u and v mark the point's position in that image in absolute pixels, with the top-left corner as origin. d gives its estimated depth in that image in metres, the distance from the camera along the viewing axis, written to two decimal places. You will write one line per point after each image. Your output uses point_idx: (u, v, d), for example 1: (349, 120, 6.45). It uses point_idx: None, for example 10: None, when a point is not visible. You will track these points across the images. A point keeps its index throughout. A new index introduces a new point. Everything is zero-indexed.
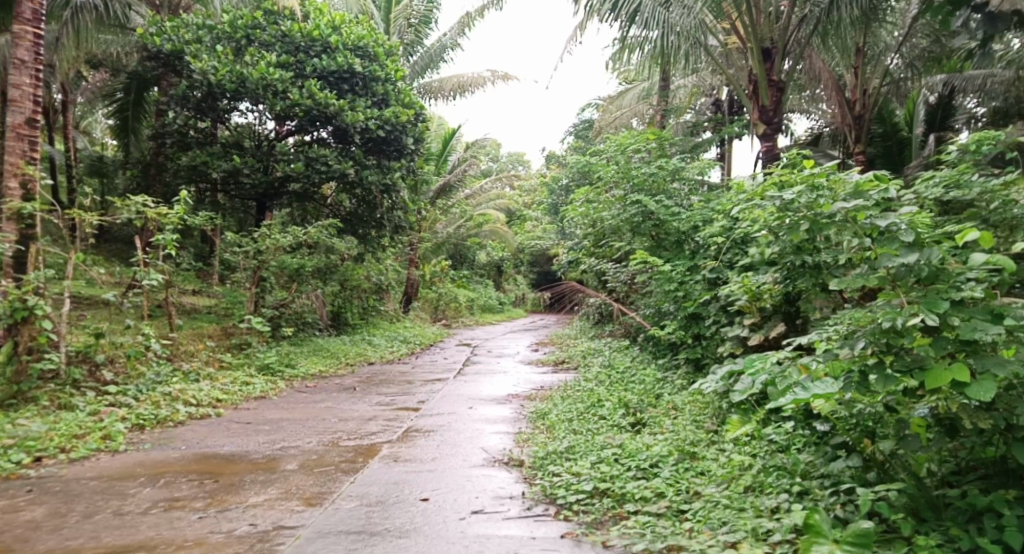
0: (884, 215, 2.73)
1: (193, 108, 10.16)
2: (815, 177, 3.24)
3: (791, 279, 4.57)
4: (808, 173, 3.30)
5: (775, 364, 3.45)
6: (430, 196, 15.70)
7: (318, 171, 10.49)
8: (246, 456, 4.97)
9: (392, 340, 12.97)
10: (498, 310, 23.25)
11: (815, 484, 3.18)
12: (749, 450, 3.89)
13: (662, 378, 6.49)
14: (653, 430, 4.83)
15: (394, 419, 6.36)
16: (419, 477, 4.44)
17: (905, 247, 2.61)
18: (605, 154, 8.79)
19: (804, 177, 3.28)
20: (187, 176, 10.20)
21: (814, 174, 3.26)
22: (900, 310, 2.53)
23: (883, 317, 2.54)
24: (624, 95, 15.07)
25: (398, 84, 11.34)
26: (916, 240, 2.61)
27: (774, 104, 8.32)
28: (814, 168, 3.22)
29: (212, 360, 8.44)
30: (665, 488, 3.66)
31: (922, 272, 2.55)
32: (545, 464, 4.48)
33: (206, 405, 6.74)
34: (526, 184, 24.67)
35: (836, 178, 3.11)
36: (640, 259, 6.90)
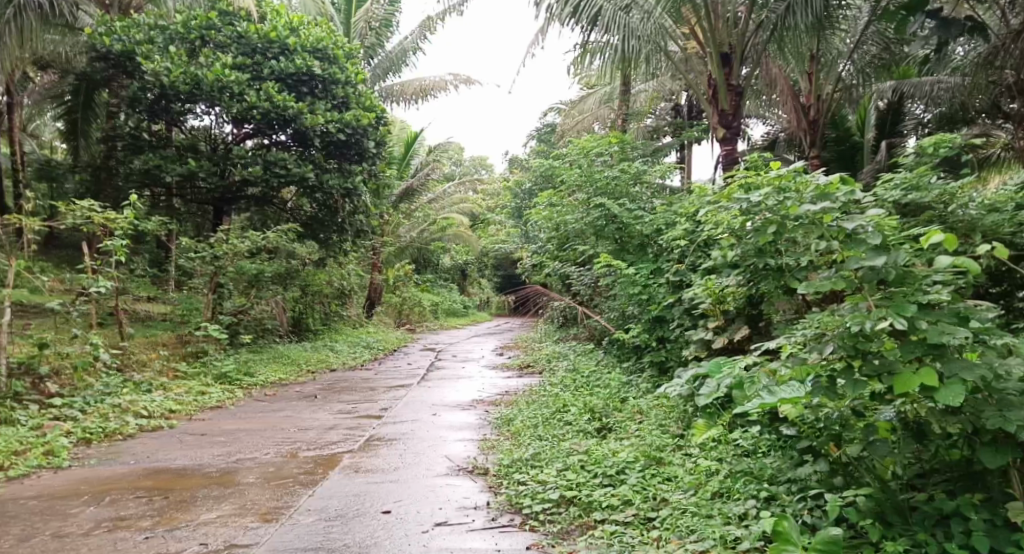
0: (851, 217, 2.71)
1: (145, 110, 9.82)
2: (781, 178, 3.22)
3: (754, 282, 4.59)
4: (774, 174, 3.29)
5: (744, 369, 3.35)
6: (393, 200, 15.51)
7: (277, 175, 10.25)
8: (200, 470, 4.78)
9: (355, 345, 12.76)
10: (462, 313, 23.13)
11: (782, 490, 3.18)
12: (716, 454, 3.87)
13: (628, 381, 6.48)
14: (619, 435, 4.80)
15: (356, 428, 6.20)
16: (382, 488, 4.32)
17: (872, 249, 2.59)
18: (568, 157, 8.76)
19: (770, 178, 3.25)
20: (139, 180, 9.85)
21: (779, 175, 3.24)
22: (868, 314, 2.52)
23: (851, 321, 2.53)
24: (586, 99, 15.10)
25: (358, 87, 11.15)
26: (883, 243, 2.59)
27: (733, 108, 8.41)
28: (781, 169, 3.20)
29: (166, 370, 8.15)
30: (632, 496, 3.62)
31: (889, 275, 2.54)
32: (510, 473, 4.40)
33: (159, 417, 6.49)
34: (490, 187, 24.61)
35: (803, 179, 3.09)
36: (604, 263, 6.89)
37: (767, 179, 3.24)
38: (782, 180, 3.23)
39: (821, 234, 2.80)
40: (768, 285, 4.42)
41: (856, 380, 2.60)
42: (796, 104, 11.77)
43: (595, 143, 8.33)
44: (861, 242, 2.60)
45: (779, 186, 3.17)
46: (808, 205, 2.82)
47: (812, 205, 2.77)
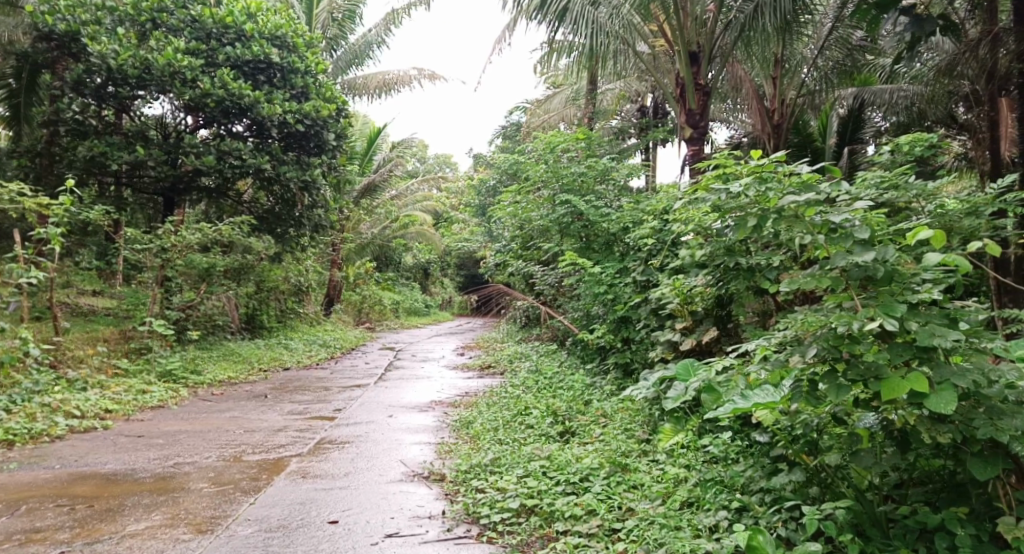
0: (837, 210, 2.57)
1: (91, 94, 9.20)
2: (761, 168, 3.05)
3: (724, 282, 4.46)
4: (754, 164, 3.12)
5: (719, 374, 3.08)
6: (354, 196, 15.11)
7: (232, 166, 9.81)
8: (132, 475, 4.43)
9: (311, 343, 12.34)
10: (424, 312, 22.80)
11: (754, 500, 3.02)
12: (683, 461, 3.71)
13: (592, 383, 6.29)
14: (582, 440, 4.61)
15: (307, 430, 5.88)
16: (330, 495, 4.03)
17: (860, 244, 2.45)
18: (534, 153, 8.55)
19: (749, 168, 3.09)
20: (83, 167, 9.29)
21: (759, 165, 3.08)
22: (856, 314, 2.37)
23: (836, 321, 2.39)
24: (552, 99, 14.93)
25: (319, 78, 10.78)
26: (871, 238, 2.46)
27: (700, 108, 8.31)
28: (761, 159, 3.04)
29: (105, 367, 7.66)
30: (596, 505, 3.42)
31: (879, 272, 2.41)
32: (468, 479, 4.17)
33: (92, 418, 6.05)
34: (454, 186, 24.31)
35: (785, 170, 2.94)
36: (569, 261, 6.69)
37: (745, 169, 3.08)
38: (763, 171, 3.07)
39: (803, 228, 2.64)
40: (738, 284, 4.28)
41: (840, 384, 2.44)
42: (761, 107, 11.58)
43: (561, 138, 8.11)
44: (849, 237, 2.46)
45: (759, 176, 3.00)
46: (792, 197, 2.67)
47: (797, 196, 2.63)
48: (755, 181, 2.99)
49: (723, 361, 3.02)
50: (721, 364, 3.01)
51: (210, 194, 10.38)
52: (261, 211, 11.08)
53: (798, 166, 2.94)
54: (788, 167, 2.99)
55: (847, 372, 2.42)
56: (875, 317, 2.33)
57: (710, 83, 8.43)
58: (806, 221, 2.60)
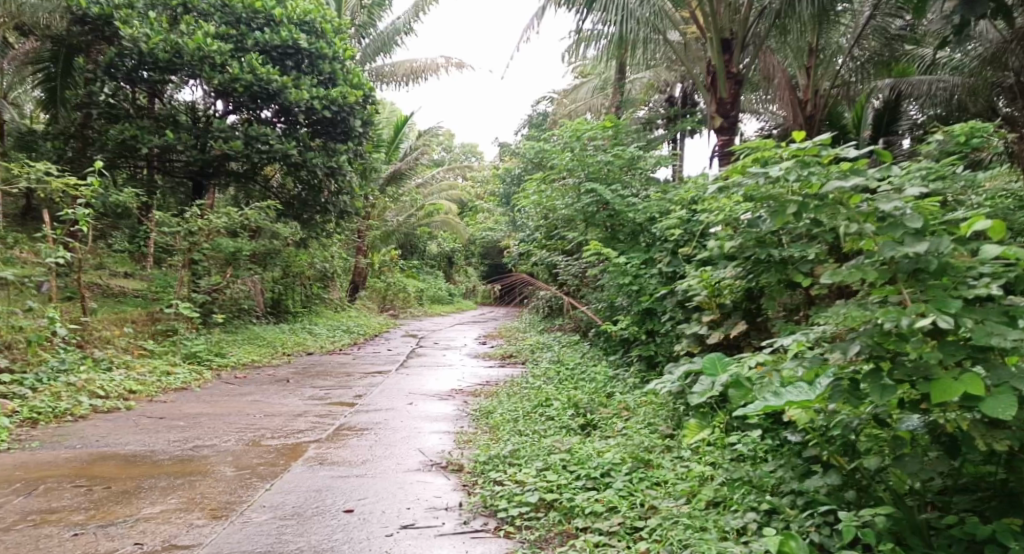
0: (888, 198, 2.42)
1: (123, 78, 9.24)
2: (803, 152, 2.89)
3: (755, 274, 4.30)
4: (794, 146, 2.97)
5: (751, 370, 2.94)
6: (379, 183, 15.09)
7: (259, 151, 9.79)
8: (151, 457, 4.43)
9: (334, 329, 12.36)
10: (447, 301, 22.81)
11: (786, 502, 2.89)
12: (711, 458, 3.57)
13: (615, 376, 6.16)
14: (604, 434, 4.50)
15: (327, 415, 5.85)
16: (347, 483, 3.98)
17: (911, 235, 2.31)
18: (560, 141, 8.39)
19: (790, 152, 2.93)
20: (113, 150, 9.35)
21: (801, 148, 2.92)
22: (904, 309, 2.23)
23: (883, 317, 2.26)
24: (579, 89, 14.73)
25: (346, 64, 10.72)
26: (923, 228, 2.31)
27: (732, 97, 8.06)
28: (804, 142, 2.88)
29: (132, 348, 7.73)
30: (618, 502, 3.31)
31: (932, 265, 2.27)
32: (487, 470, 4.09)
33: (115, 398, 6.08)
34: (480, 174, 24.21)
35: (829, 154, 2.79)
36: (594, 250, 6.55)
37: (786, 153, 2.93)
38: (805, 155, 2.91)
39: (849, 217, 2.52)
40: (769, 276, 4.17)
41: (884, 384, 2.30)
42: (794, 98, 11.26)
43: (588, 125, 7.94)
44: (900, 225, 2.33)
45: (800, 160, 2.85)
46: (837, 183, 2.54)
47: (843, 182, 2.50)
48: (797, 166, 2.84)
49: (758, 356, 2.88)
50: (755, 360, 2.87)
51: (237, 179, 10.42)
52: (286, 196, 11.08)
53: (844, 149, 2.79)
54: (832, 151, 2.83)
55: (894, 372, 2.28)
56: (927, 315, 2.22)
57: (743, 72, 8.17)
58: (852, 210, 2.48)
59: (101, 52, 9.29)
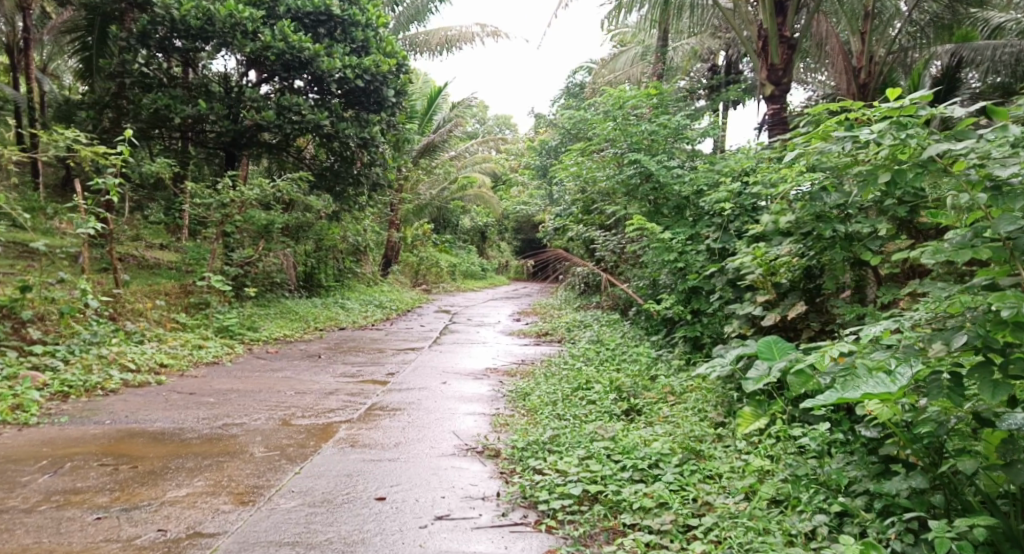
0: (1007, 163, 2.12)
1: (155, 46, 9.10)
2: (899, 112, 2.60)
3: (817, 250, 4.00)
4: (888, 105, 2.66)
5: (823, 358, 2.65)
6: (413, 156, 14.85)
7: (291, 122, 9.59)
8: (180, 435, 4.30)
9: (367, 304, 12.24)
10: (480, 276, 22.63)
11: (860, 505, 2.59)
12: (769, 451, 3.27)
13: (658, 358, 5.85)
14: (650, 420, 4.24)
15: (359, 394, 5.69)
16: (380, 468, 3.81)
17: None
18: (600, 110, 8.02)
19: (883, 111, 2.66)
20: (146, 121, 9.25)
21: (897, 107, 2.63)
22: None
23: (997, 304, 2.01)
24: (618, 58, 14.21)
25: (380, 32, 10.42)
26: None
27: (784, 62, 7.58)
28: (900, 100, 2.58)
29: (164, 320, 7.68)
30: (669, 498, 3.04)
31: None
32: (525, 458, 3.87)
33: (147, 372, 6.01)
34: (514, 147, 23.78)
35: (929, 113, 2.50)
36: (637, 225, 6.22)
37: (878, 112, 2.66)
38: (901, 114, 2.63)
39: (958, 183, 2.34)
40: (833, 254, 3.93)
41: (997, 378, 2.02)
42: (847, 65, 10.60)
43: (630, 93, 7.54)
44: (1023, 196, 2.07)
45: (895, 121, 2.53)
46: (943, 148, 2.30)
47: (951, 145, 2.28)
48: (893, 127, 2.55)
49: (841, 345, 2.57)
50: (839, 349, 2.57)
51: (270, 150, 10.28)
52: (319, 168, 10.89)
53: (949, 109, 2.50)
54: (935, 109, 2.52)
55: None
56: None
57: (797, 36, 7.65)
58: (959, 177, 2.31)
59: (134, 19, 9.16)
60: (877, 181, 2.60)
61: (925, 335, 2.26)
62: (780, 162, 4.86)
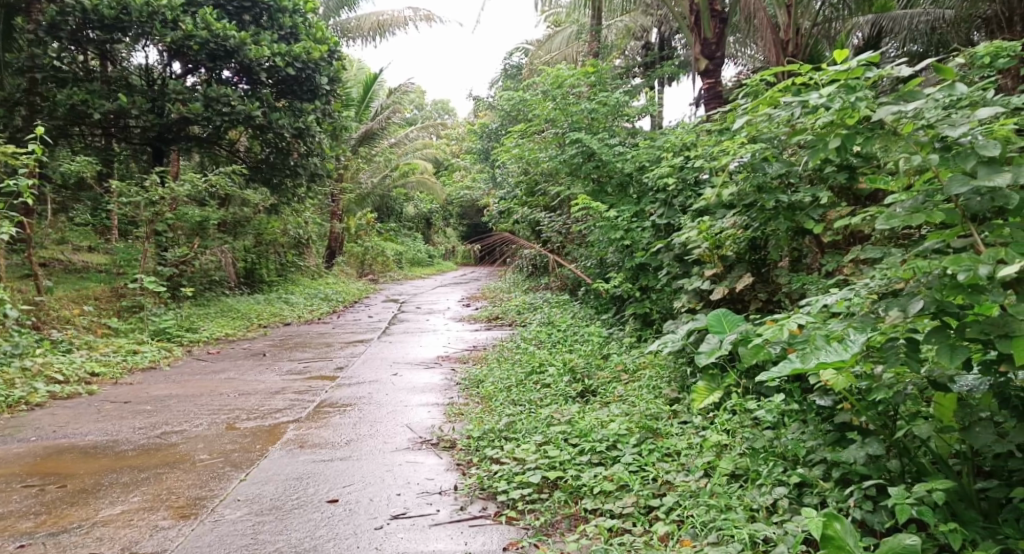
0: (954, 125, 2.16)
1: (67, 38, 8.42)
2: (848, 74, 2.60)
3: (762, 222, 4.03)
4: (837, 69, 2.66)
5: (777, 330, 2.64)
6: (352, 144, 14.48)
7: (220, 114, 9.14)
8: (114, 448, 4.05)
9: (312, 297, 11.92)
10: (427, 263, 22.38)
11: (818, 474, 2.60)
12: (726, 424, 3.26)
13: (610, 337, 5.84)
14: (605, 400, 4.22)
15: (306, 391, 5.49)
16: (332, 469, 3.66)
17: (987, 164, 2.08)
18: (539, 90, 7.92)
19: (831, 74, 2.66)
20: (62, 117, 8.67)
21: (845, 70, 2.64)
22: (978, 258, 1.97)
23: (953, 268, 2.00)
24: (553, 38, 14.12)
25: (309, 17, 10.03)
26: (1001, 156, 2.08)
27: (716, 37, 7.61)
28: (849, 62, 2.59)
29: (94, 326, 7.27)
30: (629, 479, 3.01)
31: (1013, 200, 2.07)
32: (481, 448, 3.79)
33: (76, 383, 5.65)
34: (455, 132, 23.49)
35: (877, 74, 2.52)
36: (581, 204, 6.17)
37: (826, 76, 2.66)
38: (849, 77, 2.63)
39: (907, 146, 2.34)
40: (777, 224, 3.96)
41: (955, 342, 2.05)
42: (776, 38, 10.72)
43: (569, 73, 7.45)
44: (973, 155, 2.10)
45: (843, 84, 2.55)
46: (892, 109, 2.31)
47: (902, 107, 2.29)
48: (841, 90, 2.57)
49: (797, 317, 2.52)
50: (797, 321, 2.45)
51: (199, 144, 9.79)
52: (253, 160, 10.47)
53: (895, 68, 2.52)
54: (885, 69, 2.54)
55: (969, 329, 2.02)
56: (1009, 260, 1.93)
57: (728, 9, 7.69)
58: (909, 139, 2.31)
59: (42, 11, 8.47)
60: (826, 146, 2.63)
61: (880, 302, 2.26)
62: (722, 135, 4.86)
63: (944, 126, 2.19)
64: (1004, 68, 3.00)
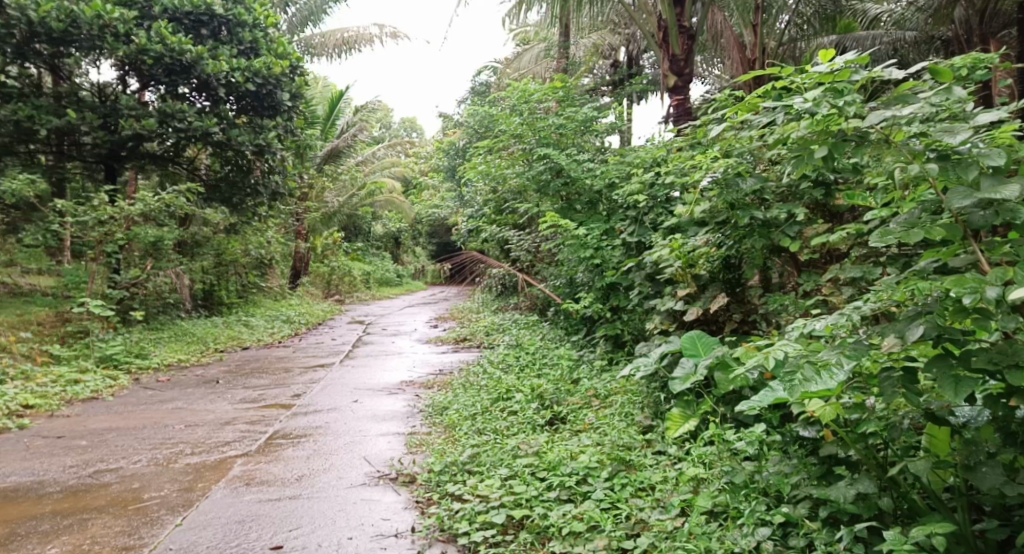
0: (953, 130, 2.08)
1: (13, 53, 7.95)
2: (834, 76, 2.51)
3: (736, 241, 3.90)
4: (821, 70, 2.56)
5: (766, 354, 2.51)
6: (317, 162, 14.16)
7: (176, 130, 8.72)
8: (38, 490, 3.69)
9: (274, 319, 11.50)
10: (396, 283, 22.01)
11: (804, 513, 2.41)
12: (704, 457, 3.06)
13: (580, 359, 5.62)
14: (575, 428, 4.00)
15: (259, 422, 5.15)
16: (279, 510, 3.36)
17: (990, 175, 1.97)
18: (507, 105, 7.74)
19: (816, 76, 2.56)
20: (7, 134, 8.19)
21: (830, 71, 2.54)
22: (984, 280, 1.86)
23: (957, 290, 1.89)
24: (521, 57, 14.02)
25: (269, 32, 9.75)
26: (1005, 167, 1.97)
27: (684, 53, 7.53)
28: (834, 63, 2.52)
29: (34, 354, 6.81)
30: (600, 519, 2.79)
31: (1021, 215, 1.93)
32: (442, 483, 3.53)
33: (6, 417, 5.23)
34: (423, 150, 23.26)
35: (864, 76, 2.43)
36: (550, 222, 5.97)
37: (811, 79, 2.56)
38: (834, 80, 2.53)
39: (900, 156, 2.20)
40: (751, 242, 3.82)
41: (961, 372, 1.92)
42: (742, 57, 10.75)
43: (537, 88, 7.30)
44: (973, 166, 2.00)
45: (830, 88, 2.45)
46: (886, 115, 2.17)
47: (896, 111, 2.17)
48: (827, 94, 2.45)
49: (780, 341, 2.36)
50: (781, 350, 2.21)
51: (154, 161, 9.35)
52: (213, 179, 10.11)
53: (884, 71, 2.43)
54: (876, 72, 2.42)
55: (974, 360, 1.91)
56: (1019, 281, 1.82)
57: (696, 26, 7.62)
58: (902, 148, 2.19)
59: None
60: (810, 157, 2.48)
61: (875, 329, 2.09)
62: (695, 149, 4.71)
63: (939, 133, 2.09)
64: (983, 80, 2.90)
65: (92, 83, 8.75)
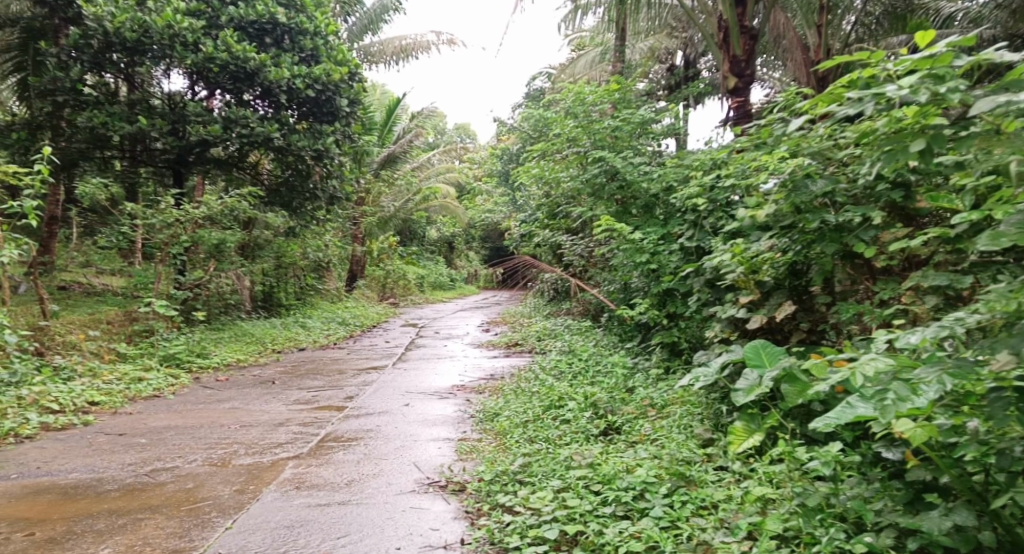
0: None
1: (90, 62, 8.27)
2: (932, 62, 2.31)
3: (806, 246, 3.69)
4: (918, 56, 2.35)
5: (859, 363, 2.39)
6: (373, 167, 14.33)
7: (239, 135, 8.91)
8: (97, 488, 3.78)
9: (330, 321, 11.65)
10: (449, 287, 22.13)
11: (889, 543, 2.21)
12: (772, 476, 2.86)
13: (635, 367, 5.44)
14: (631, 440, 3.83)
15: (311, 423, 5.16)
16: (330, 515, 3.32)
17: None
18: (562, 108, 7.61)
19: (911, 63, 2.36)
20: (83, 140, 8.51)
21: (929, 56, 2.35)
22: None
23: None
24: (577, 61, 13.87)
25: (330, 39, 9.88)
26: None
27: (746, 54, 7.26)
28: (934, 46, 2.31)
29: (101, 351, 7.04)
30: (659, 538, 2.64)
31: None
32: (493, 493, 3.42)
33: (72, 413, 5.39)
34: (478, 155, 23.33)
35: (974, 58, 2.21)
36: (605, 225, 5.82)
37: (906, 65, 2.38)
38: (934, 65, 2.32)
39: None
40: (822, 247, 3.61)
41: None
42: (805, 58, 10.36)
43: (593, 90, 7.15)
44: None
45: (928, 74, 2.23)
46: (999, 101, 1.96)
47: (1011, 98, 1.96)
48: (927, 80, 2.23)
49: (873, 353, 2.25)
50: (872, 365, 2.10)
51: (218, 166, 9.60)
52: (273, 183, 10.29)
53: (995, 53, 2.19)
54: (984, 56, 2.19)
55: None
56: None
57: (759, 25, 7.33)
58: None
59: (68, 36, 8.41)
60: (906, 151, 2.29)
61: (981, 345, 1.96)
62: (761, 149, 4.49)
63: None
64: None
65: (164, 91, 8.99)
